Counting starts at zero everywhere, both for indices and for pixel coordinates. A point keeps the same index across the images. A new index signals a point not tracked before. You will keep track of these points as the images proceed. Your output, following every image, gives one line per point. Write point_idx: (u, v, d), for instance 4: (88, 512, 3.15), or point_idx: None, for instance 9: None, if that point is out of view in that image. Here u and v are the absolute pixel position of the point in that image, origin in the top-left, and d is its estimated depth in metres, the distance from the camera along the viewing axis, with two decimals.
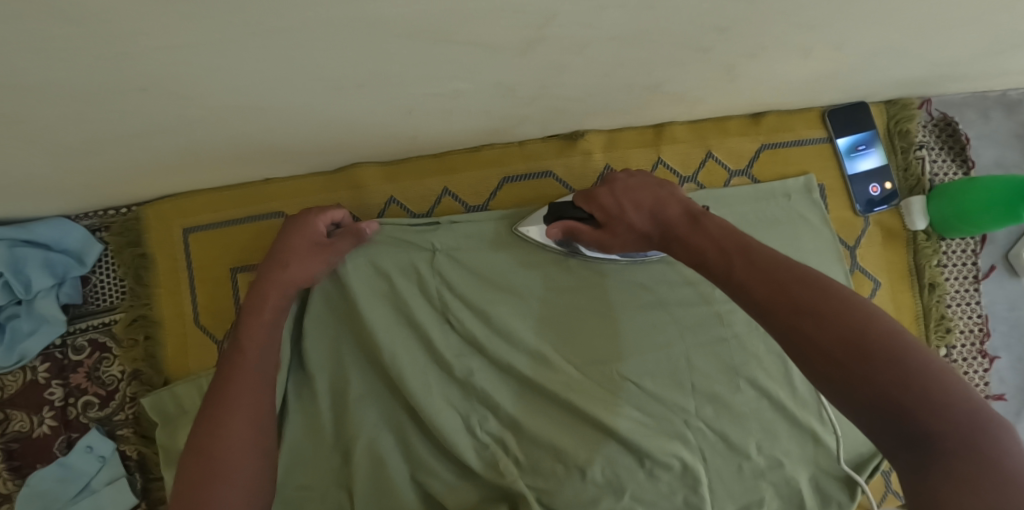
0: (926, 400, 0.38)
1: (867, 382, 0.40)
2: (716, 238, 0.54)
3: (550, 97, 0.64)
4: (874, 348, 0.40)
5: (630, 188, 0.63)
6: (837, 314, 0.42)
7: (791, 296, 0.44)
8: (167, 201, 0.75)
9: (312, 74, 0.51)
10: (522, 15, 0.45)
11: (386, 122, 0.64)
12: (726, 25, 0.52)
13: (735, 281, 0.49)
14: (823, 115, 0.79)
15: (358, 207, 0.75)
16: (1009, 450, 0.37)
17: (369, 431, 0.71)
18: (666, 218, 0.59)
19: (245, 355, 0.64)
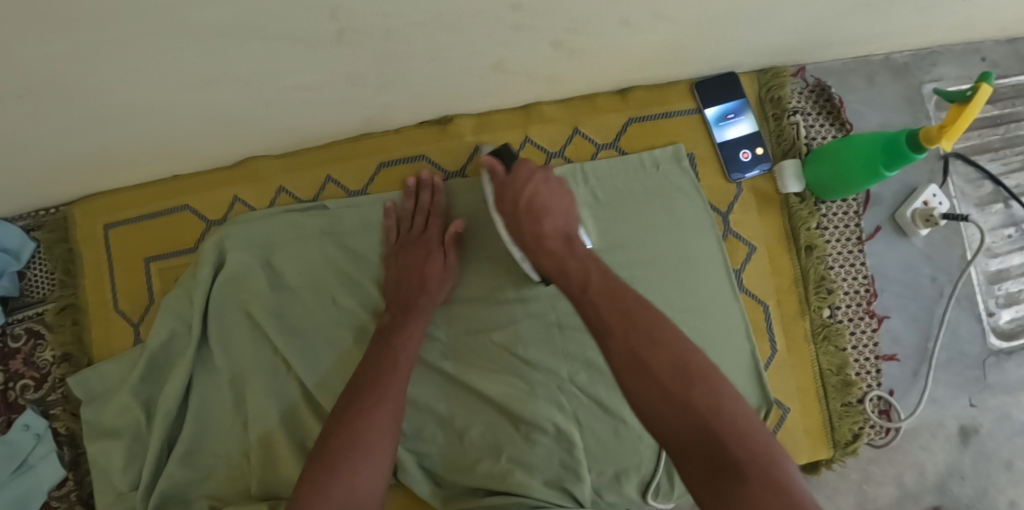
0: (729, 427, 0.49)
1: (670, 400, 0.51)
2: (579, 258, 0.64)
3: (397, 84, 0.69)
4: (687, 371, 0.52)
5: (539, 187, 0.70)
6: (665, 344, 0.54)
7: (634, 321, 0.55)
8: (93, 200, 0.82)
9: (159, 70, 0.58)
10: (312, 8, 0.53)
11: (255, 115, 0.71)
12: (520, 3, 0.57)
13: (586, 299, 0.59)
14: (692, 87, 0.82)
15: (254, 197, 0.81)
16: (790, 481, 0.46)
17: (264, 403, 0.77)
18: (543, 223, 0.68)
19: (392, 341, 0.71)
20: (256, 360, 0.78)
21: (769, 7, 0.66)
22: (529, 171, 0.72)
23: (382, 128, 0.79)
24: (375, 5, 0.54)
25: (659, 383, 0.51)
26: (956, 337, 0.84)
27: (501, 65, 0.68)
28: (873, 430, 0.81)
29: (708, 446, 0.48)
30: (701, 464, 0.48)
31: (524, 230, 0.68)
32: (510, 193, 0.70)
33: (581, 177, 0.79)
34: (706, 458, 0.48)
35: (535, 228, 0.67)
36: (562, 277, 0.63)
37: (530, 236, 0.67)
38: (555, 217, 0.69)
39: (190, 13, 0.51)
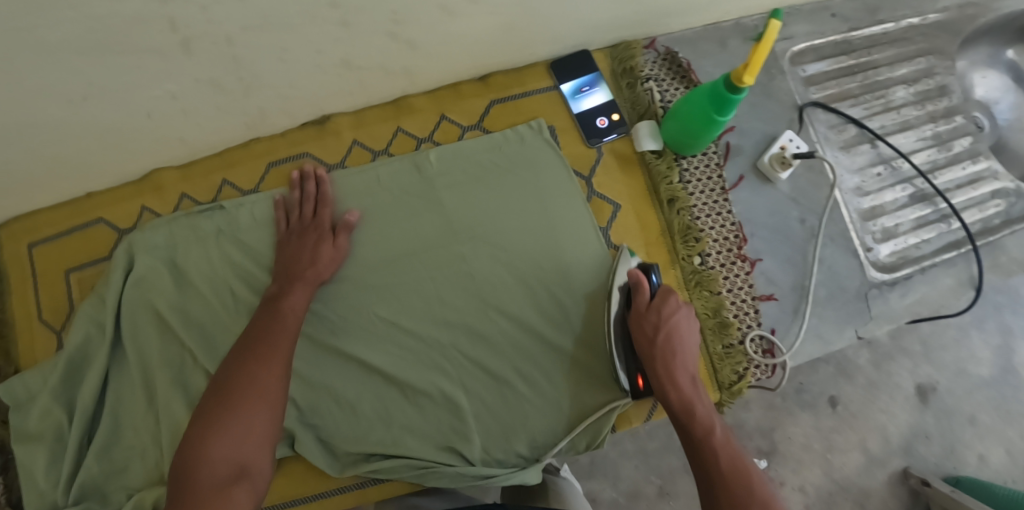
0: None
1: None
2: (699, 414, 0.68)
3: (260, 88, 0.77)
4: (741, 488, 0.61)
5: (679, 320, 0.72)
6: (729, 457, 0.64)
7: (731, 486, 0.62)
8: (16, 222, 0.91)
9: (30, 91, 0.66)
10: (151, 22, 0.61)
11: (140, 129, 0.79)
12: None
13: (703, 456, 0.65)
14: (547, 68, 0.89)
15: (159, 205, 0.89)
16: None
17: (169, 394, 0.82)
18: (672, 344, 0.70)
19: (282, 305, 0.74)
20: (158, 354, 0.83)
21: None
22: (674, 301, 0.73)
23: (268, 132, 0.87)
24: (204, 15, 0.63)
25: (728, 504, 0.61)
26: (833, 273, 0.86)
27: (350, 61, 0.77)
28: (759, 369, 0.83)
29: None
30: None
31: (659, 365, 0.69)
32: (654, 301, 0.73)
33: (450, 156, 0.86)
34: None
35: (666, 347, 0.70)
36: (684, 415, 0.68)
37: (648, 340, 0.71)
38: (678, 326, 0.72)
39: (44, 32, 0.59)
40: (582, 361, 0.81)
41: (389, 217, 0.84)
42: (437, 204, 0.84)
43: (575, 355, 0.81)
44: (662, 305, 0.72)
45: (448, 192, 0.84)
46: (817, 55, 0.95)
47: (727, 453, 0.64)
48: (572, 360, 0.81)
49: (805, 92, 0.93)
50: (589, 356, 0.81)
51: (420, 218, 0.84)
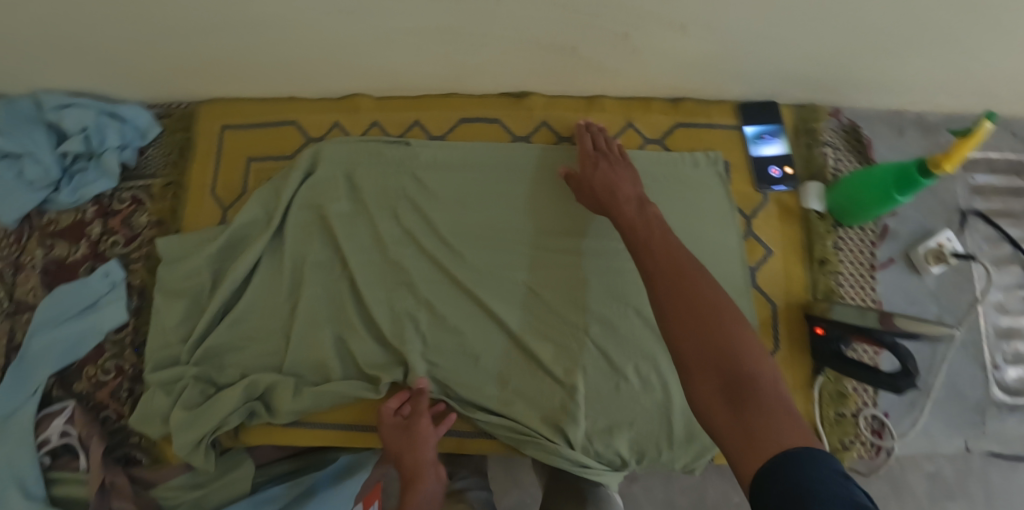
0: (751, 434, 0.47)
1: (715, 349, 0.53)
2: (656, 247, 0.64)
3: (491, 48, 0.83)
4: (748, 378, 0.51)
5: (614, 174, 0.78)
6: (753, 359, 0.52)
7: (679, 278, 0.59)
8: (218, 103, 1.02)
9: None
10: None
11: (371, 51, 0.86)
12: None
13: (646, 276, 0.62)
14: (736, 107, 0.93)
15: (350, 124, 0.96)
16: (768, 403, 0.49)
17: (316, 291, 0.89)
18: (624, 217, 0.71)
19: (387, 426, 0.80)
20: (313, 256, 0.90)
21: (795, 33, 0.78)
22: (633, 181, 0.77)
23: (467, 91, 0.94)
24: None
25: (722, 384, 0.51)
26: (954, 378, 0.88)
27: (575, 49, 0.82)
28: (864, 447, 0.84)
29: (731, 392, 0.50)
30: (721, 408, 0.50)
31: (605, 198, 0.75)
32: (611, 158, 0.81)
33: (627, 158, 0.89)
34: (720, 379, 0.52)
35: (642, 218, 0.69)
36: (642, 252, 0.65)
37: (634, 241, 0.67)
38: (696, 279, 0.59)
39: None
40: None
41: (557, 196, 0.89)
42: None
43: None
44: (616, 165, 0.80)
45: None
46: (990, 168, 0.97)
47: (727, 353, 0.53)
48: None
49: (970, 200, 0.95)
50: None
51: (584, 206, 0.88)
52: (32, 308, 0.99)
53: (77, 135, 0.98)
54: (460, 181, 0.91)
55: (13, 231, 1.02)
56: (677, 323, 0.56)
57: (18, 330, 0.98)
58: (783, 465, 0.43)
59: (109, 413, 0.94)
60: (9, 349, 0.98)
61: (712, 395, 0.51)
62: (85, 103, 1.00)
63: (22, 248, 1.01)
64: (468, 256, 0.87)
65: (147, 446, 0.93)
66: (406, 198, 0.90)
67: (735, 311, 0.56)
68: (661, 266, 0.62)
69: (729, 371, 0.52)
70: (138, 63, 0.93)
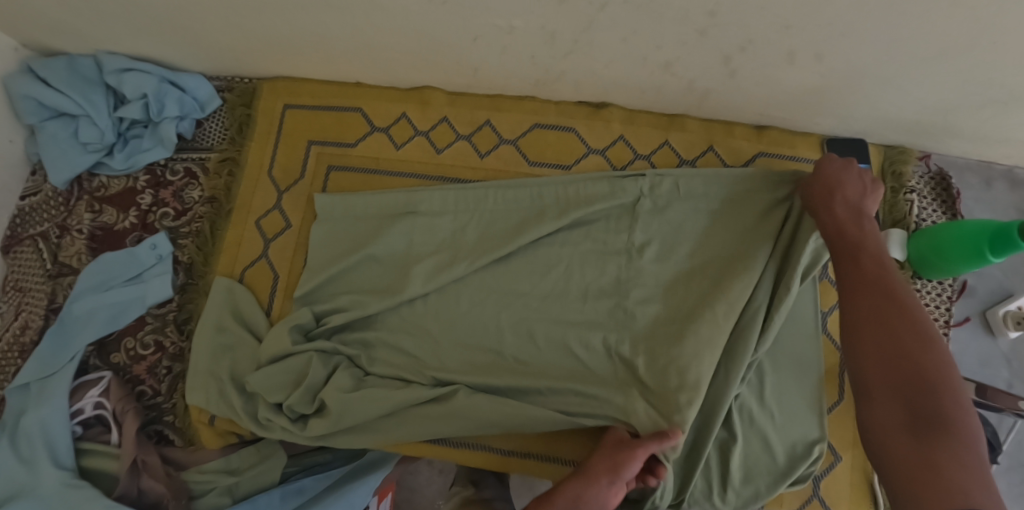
0: (930, 463, 0.50)
1: (909, 379, 0.55)
2: (870, 248, 0.64)
3: (581, 55, 0.79)
4: (933, 412, 0.53)
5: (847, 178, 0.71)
6: (955, 404, 0.53)
7: (869, 290, 0.61)
8: (282, 81, 0.98)
9: None
10: None
11: (452, 46, 0.82)
12: (714, 10, 0.67)
13: (846, 276, 0.64)
14: (822, 141, 0.89)
15: (418, 118, 0.93)
16: (963, 429, 0.51)
17: (369, 288, 0.86)
18: (835, 214, 0.69)
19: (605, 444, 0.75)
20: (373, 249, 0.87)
21: (906, 74, 0.74)
22: (863, 190, 0.70)
23: (544, 95, 0.90)
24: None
25: (903, 406, 0.55)
26: (1018, 447, 0.85)
27: (670, 66, 0.78)
28: None
29: (919, 407, 0.54)
30: (905, 439, 0.53)
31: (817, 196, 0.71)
32: (859, 182, 0.70)
33: (699, 182, 0.87)
34: (908, 405, 0.54)
35: (858, 224, 0.67)
36: (840, 242, 0.66)
37: (841, 249, 0.66)
38: (898, 303, 0.60)
39: None
40: (758, 423, 0.81)
41: (627, 216, 0.86)
42: (674, 223, 0.85)
43: (754, 414, 0.81)
44: (868, 192, 0.70)
45: (690, 215, 0.86)
46: None
47: (928, 372, 0.55)
48: (748, 422, 0.81)
49: None
50: (765, 420, 0.81)
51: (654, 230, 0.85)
52: (76, 272, 0.97)
53: (136, 101, 0.96)
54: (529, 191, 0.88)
55: (62, 192, 1.01)
56: (867, 347, 0.59)
57: (60, 293, 0.98)
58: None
59: (144, 388, 0.92)
60: (48, 311, 0.97)
61: (896, 414, 0.55)
62: (147, 69, 0.98)
63: (70, 211, 1.00)
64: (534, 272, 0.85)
65: (180, 427, 0.90)
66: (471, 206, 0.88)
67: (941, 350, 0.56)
68: (865, 283, 0.62)
69: (924, 401, 0.54)
70: (208, 32, 0.89)
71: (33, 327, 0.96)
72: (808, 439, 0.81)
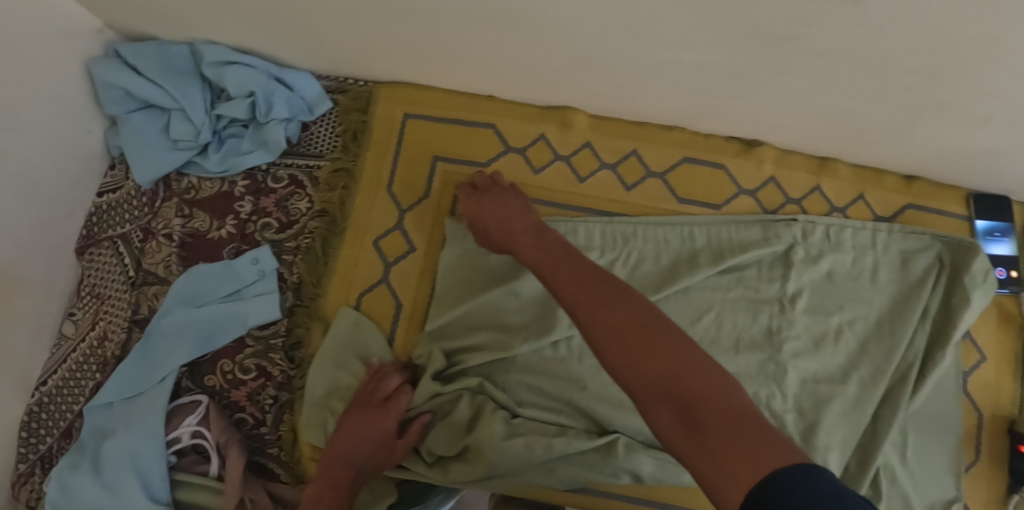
0: (732, 440, 0.42)
1: (703, 395, 0.46)
2: (583, 275, 0.58)
3: (759, 96, 0.74)
4: (695, 395, 0.46)
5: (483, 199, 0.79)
6: (697, 373, 0.47)
7: (596, 292, 0.56)
8: (401, 87, 0.90)
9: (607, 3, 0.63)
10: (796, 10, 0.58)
11: (619, 73, 0.76)
12: (928, 70, 0.64)
13: (569, 297, 0.58)
14: (968, 197, 0.88)
15: (558, 141, 0.87)
16: (708, 393, 0.46)
17: (508, 324, 0.81)
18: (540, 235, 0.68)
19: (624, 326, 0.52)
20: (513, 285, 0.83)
21: None
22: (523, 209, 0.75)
23: (695, 129, 0.86)
24: (843, 27, 0.60)
25: (679, 412, 0.46)
26: None
27: (849, 116, 0.75)
28: None
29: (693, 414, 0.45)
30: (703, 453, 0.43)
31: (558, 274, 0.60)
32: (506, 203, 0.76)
33: (852, 232, 0.85)
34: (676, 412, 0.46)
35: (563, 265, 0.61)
36: (582, 296, 0.57)
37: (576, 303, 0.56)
38: (663, 324, 0.52)
39: None
40: (900, 483, 0.80)
41: (780, 265, 0.83)
42: (824, 274, 0.84)
43: (896, 475, 0.81)
44: (537, 233, 0.68)
45: (840, 266, 0.84)
46: None
47: (647, 368, 0.49)
48: (891, 481, 0.80)
49: None
50: (906, 478, 0.81)
51: (806, 278, 0.83)
52: (163, 283, 0.89)
53: (241, 99, 0.87)
54: (680, 231, 0.84)
55: (147, 191, 0.92)
56: (610, 343, 0.51)
57: (144, 304, 0.89)
58: (772, 490, 0.38)
59: (245, 416, 0.84)
60: (131, 323, 0.89)
61: (660, 409, 0.47)
62: (252, 62, 0.88)
63: (155, 213, 0.92)
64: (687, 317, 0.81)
65: (287, 461, 0.83)
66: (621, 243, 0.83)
67: (629, 297, 0.54)
68: (603, 296, 0.55)
69: (675, 390, 0.47)
70: (333, 33, 0.81)
71: (114, 340, 0.87)
72: (946, 498, 0.81)
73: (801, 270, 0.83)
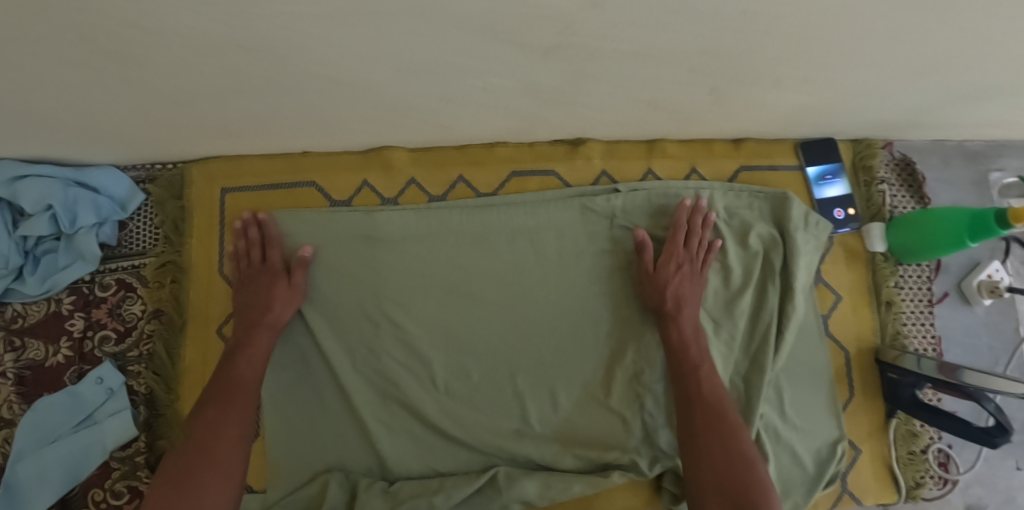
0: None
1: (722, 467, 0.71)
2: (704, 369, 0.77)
3: (562, 101, 0.74)
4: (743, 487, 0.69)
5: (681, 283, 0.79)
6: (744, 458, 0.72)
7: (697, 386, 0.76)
8: (212, 163, 0.86)
9: (370, 49, 0.60)
10: (553, 22, 0.57)
11: (421, 107, 0.74)
12: (711, 49, 0.64)
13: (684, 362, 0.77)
14: (796, 146, 0.90)
15: (383, 184, 0.85)
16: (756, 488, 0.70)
17: (363, 382, 0.80)
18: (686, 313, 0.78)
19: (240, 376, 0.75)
20: (354, 337, 0.81)
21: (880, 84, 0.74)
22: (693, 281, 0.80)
23: (518, 140, 0.84)
24: (611, 31, 0.59)
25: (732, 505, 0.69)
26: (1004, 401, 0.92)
27: (656, 102, 0.75)
28: (932, 480, 0.87)
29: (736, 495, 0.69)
30: None
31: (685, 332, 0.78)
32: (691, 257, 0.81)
33: (677, 196, 0.85)
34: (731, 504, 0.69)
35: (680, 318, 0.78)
36: (680, 352, 0.77)
37: (670, 312, 0.78)
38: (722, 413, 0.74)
39: (454, 4, 0.53)
40: (784, 439, 0.82)
41: (614, 254, 0.83)
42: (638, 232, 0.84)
43: (779, 432, 0.82)
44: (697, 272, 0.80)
45: (652, 225, 0.84)
46: None
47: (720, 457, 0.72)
48: (776, 440, 0.82)
49: None
50: (790, 435, 0.83)
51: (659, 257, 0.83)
52: (8, 427, 0.82)
53: (41, 214, 0.81)
54: (522, 243, 0.83)
55: None
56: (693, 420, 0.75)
57: None
58: None
59: None
60: None
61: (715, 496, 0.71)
62: (45, 172, 0.81)
63: None
64: (544, 331, 0.81)
65: None
66: (464, 272, 0.82)
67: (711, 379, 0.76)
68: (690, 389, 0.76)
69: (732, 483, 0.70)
70: (114, 127, 0.75)
71: None
72: (830, 440, 0.84)
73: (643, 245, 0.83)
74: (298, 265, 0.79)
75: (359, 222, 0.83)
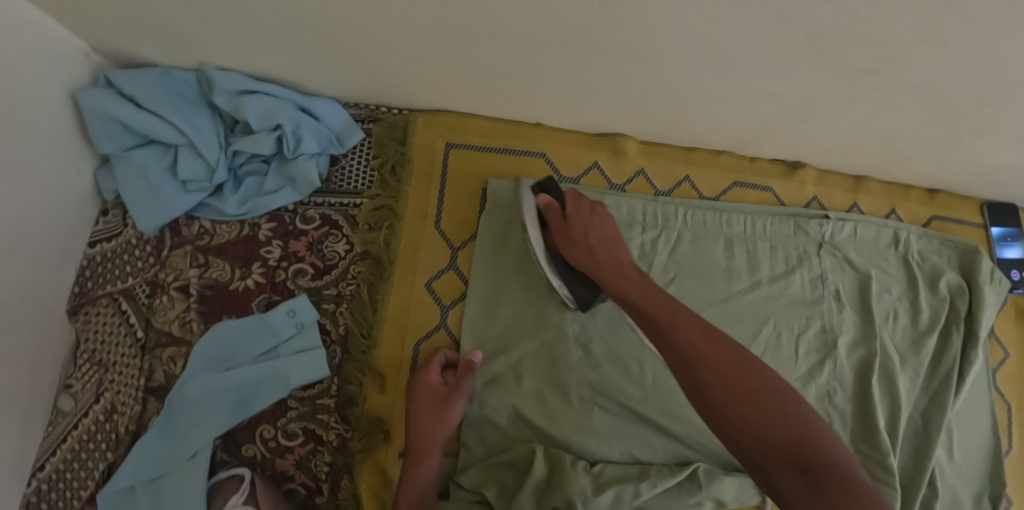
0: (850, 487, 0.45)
1: (743, 382, 0.50)
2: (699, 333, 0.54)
3: (815, 124, 0.75)
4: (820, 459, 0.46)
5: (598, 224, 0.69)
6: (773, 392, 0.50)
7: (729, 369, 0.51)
8: (443, 115, 0.84)
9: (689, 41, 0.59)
10: (885, 48, 0.57)
11: (687, 103, 0.73)
12: (987, 101, 0.65)
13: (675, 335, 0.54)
14: (982, 206, 0.94)
15: (612, 170, 0.85)
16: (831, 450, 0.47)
17: (572, 359, 0.78)
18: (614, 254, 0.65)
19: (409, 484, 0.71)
20: (564, 314, 0.79)
21: None
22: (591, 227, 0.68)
23: (744, 152, 0.86)
24: (929, 64, 0.59)
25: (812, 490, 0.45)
26: None
27: (896, 141, 0.77)
28: None
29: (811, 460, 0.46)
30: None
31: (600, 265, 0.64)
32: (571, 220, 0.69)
33: (878, 230, 0.89)
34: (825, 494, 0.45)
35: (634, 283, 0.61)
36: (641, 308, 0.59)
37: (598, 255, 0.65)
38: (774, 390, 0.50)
39: (817, 13, 0.52)
40: (950, 479, 0.84)
41: (818, 274, 0.85)
42: (842, 258, 0.87)
43: (947, 470, 0.84)
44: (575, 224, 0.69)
45: (854, 253, 0.87)
46: None
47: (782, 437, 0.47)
48: (942, 478, 0.84)
49: None
50: (955, 475, 0.85)
51: (858, 283, 0.86)
52: (182, 343, 0.79)
53: (265, 133, 0.78)
54: (735, 248, 0.84)
55: (151, 239, 0.81)
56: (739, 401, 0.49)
57: (159, 370, 0.79)
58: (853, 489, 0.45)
59: (295, 485, 0.76)
60: (145, 392, 0.78)
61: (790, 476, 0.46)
62: (274, 91, 0.78)
63: (162, 262, 0.81)
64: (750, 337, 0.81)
65: None
66: (681, 269, 0.82)
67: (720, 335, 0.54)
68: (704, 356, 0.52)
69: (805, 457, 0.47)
70: (355, 63, 0.73)
71: (127, 413, 0.77)
72: (992, 489, 0.85)
73: (843, 271, 0.86)
74: (467, 370, 0.75)
75: (583, 199, 0.83)
